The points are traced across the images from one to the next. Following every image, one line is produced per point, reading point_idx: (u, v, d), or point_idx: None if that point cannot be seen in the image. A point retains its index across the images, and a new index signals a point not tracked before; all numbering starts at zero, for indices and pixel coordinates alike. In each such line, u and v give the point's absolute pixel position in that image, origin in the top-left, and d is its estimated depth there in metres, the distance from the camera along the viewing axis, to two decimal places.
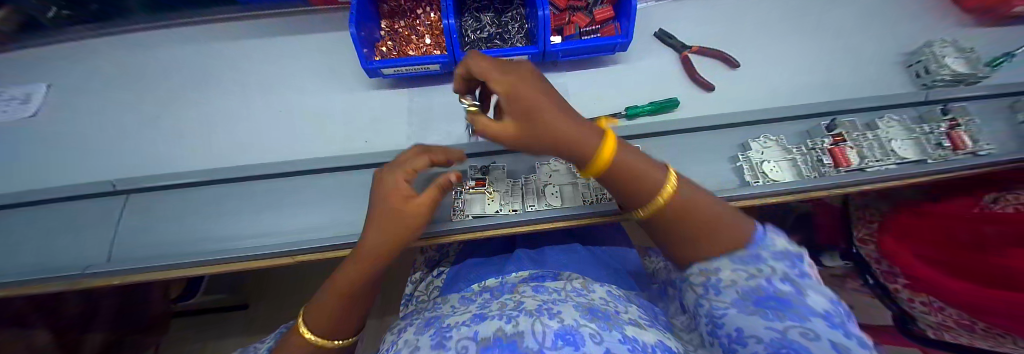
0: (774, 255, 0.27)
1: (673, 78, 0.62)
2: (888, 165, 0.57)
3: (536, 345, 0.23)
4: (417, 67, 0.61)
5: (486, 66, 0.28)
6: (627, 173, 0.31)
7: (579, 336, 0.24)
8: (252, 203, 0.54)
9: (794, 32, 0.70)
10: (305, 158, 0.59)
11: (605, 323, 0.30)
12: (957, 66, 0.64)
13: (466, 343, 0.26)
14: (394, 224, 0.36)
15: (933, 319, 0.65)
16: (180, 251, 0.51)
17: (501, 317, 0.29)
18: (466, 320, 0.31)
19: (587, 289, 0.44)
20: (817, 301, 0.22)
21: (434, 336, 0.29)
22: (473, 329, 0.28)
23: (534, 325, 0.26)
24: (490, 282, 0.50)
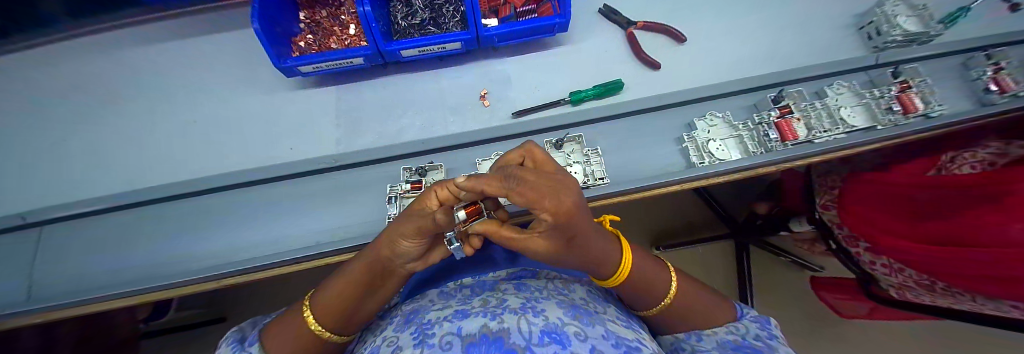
0: (750, 322, 0.39)
1: (622, 59, 0.66)
2: (838, 135, 0.57)
3: (522, 342, 0.26)
4: (339, 62, 0.57)
5: (542, 195, 0.17)
6: (641, 278, 0.37)
7: (564, 336, 0.28)
8: (192, 223, 0.54)
9: (744, 1, 0.73)
10: (242, 168, 0.57)
11: (587, 320, 0.34)
12: (910, 23, 0.64)
13: (449, 339, 0.29)
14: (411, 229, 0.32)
15: (895, 279, 0.75)
16: (115, 280, 0.51)
17: (484, 315, 0.33)
18: (445, 318, 0.35)
19: (568, 289, 0.49)
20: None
21: (415, 336, 0.33)
22: (456, 324, 0.32)
23: (521, 324, 0.30)
24: (467, 281, 0.57)
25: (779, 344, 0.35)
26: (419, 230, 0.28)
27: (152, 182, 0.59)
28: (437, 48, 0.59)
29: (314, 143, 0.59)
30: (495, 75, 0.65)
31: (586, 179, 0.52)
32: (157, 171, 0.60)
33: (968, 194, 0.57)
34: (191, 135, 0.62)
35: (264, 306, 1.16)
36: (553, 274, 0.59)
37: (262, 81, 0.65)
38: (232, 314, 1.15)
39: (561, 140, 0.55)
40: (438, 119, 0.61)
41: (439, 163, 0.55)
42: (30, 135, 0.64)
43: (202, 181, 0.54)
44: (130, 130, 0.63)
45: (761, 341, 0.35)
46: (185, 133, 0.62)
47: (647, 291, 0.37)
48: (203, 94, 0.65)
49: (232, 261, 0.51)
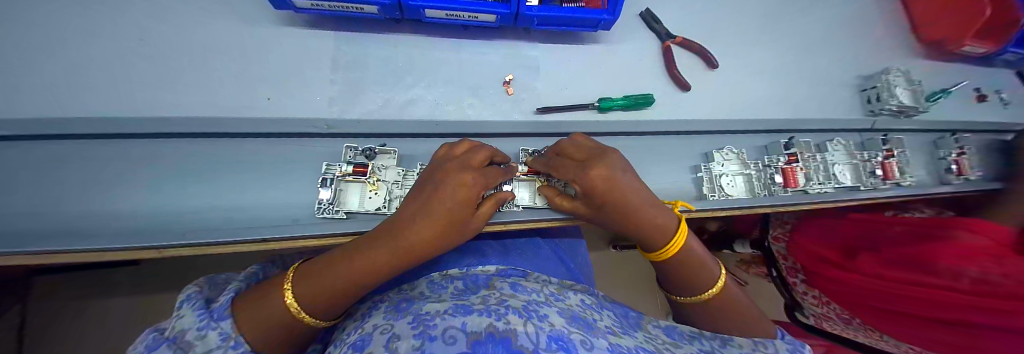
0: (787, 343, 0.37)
1: (654, 72, 0.63)
2: (829, 189, 0.61)
3: (530, 345, 0.25)
4: (346, 4, 0.47)
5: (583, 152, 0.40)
6: (687, 266, 0.41)
7: (571, 344, 0.27)
8: (111, 171, 0.41)
9: (771, 40, 0.73)
10: (198, 113, 0.46)
11: (589, 330, 0.33)
12: (904, 96, 0.69)
13: (453, 333, 0.26)
14: (449, 215, 0.35)
15: (820, 310, 0.86)
16: None
17: (487, 313, 0.31)
18: (445, 311, 0.32)
19: (563, 296, 0.48)
20: None
21: (413, 326, 0.29)
22: (458, 320, 0.29)
23: (527, 326, 0.28)
24: (455, 272, 0.54)
25: None
26: (458, 210, 0.35)
27: (46, 107, 0.42)
28: (468, 16, 0.51)
29: (302, 98, 0.49)
30: (524, 60, 0.58)
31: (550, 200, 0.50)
32: (54, 93, 0.43)
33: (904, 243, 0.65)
34: (123, 53, 0.47)
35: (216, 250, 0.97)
36: (540, 275, 0.57)
37: (237, 8, 0.52)
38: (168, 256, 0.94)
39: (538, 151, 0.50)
40: (453, 98, 0.54)
41: (392, 147, 0.48)
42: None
43: (136, 121, 0.41)
44: (12, 25, 0.44)
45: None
46: (113, 50, 0.46)
47: (696, 279, 0.41)
48: (149, 6, 0.50)
49: (179, 227, 0.41)
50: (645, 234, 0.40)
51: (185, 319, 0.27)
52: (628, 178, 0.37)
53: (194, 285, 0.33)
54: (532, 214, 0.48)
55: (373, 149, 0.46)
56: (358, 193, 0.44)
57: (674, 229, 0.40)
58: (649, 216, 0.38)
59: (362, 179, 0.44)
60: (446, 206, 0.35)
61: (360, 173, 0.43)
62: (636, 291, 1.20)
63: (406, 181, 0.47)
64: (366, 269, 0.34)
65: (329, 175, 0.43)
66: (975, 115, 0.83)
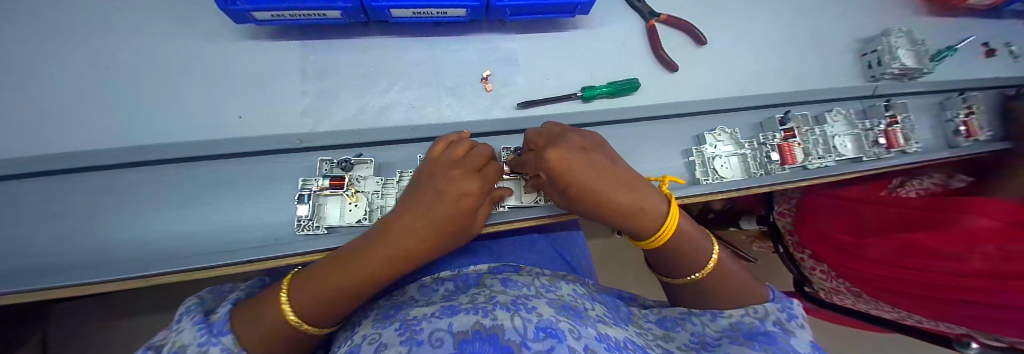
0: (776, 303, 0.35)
1: (639, 55, 0.61)
2: (829, 163, 0.59)
3: (517, 337, 0.23)
4: (307, 11, 0.44)
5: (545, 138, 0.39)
6: (676, 252, 0.39)
7: (559, 331, 0.26)
8: (83, 205, 0.40)
9: (763, 9, 0.69)
10: (168, 137, 0.44)
11: (578, 319, 0.32)
12: (907, 58, 0.66)
13: (440, 335, 0.25)
14: (456, 223, 0.34)
15: (827, 283, 0.84)
16: None
17: (474, 311, 0.30)
18: (434, 314, 0.31)
19: (555, 287, 0.47)
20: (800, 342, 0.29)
21: (400, 332, 0.28)
22: (445, 322, 0.28)
23: (514, 319, 0.27)
24: (445, 274, 0.53)
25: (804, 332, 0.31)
26: (462, 217, 0.34)
27: (20, 145, 0.42)
28: (437, 13, 0.49)
29: (275, 113, 0.48)
30: (501, 54, 0.56)
31: (535, 198, 0.48)
32: (18, 130, 0.42)
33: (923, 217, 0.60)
34: (82, 79, 0.45)
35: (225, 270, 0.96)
36: (534, 268, 0.57)
37: (198, 24, 0.50)
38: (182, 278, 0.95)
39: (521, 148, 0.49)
40: (430, 100, 0.52)
41: (369, 156, 0.47)
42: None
43: (103, 152, 0.40)
44: None
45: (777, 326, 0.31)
46: (72, 77, 0.45)
47: (684, 257, 0.39)
48: (108, 29, 0.48)
49: (160, 256, 0.40)
50: (637, 221, 0.37)
51: (184, 334, 0.25)
52: (594, 158, 0.35)
53: (195, 296, 0.33)
54: (517, 214, 0.47)
55: (349, 160, 0.44)
56: (338, 205, 0.43)
57: (665, 213, 0.37)
58: (643, 208, 0.36)
59: (340, 192, 0.42)
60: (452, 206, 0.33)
61: (337, 187, 0.42)
62: (639, 277, 1.19)
63: (387, 190, 0.45)
64: (367, 274, 0.31)
65: (307, 191, 0.42)
66: (983, 71, 0.79)
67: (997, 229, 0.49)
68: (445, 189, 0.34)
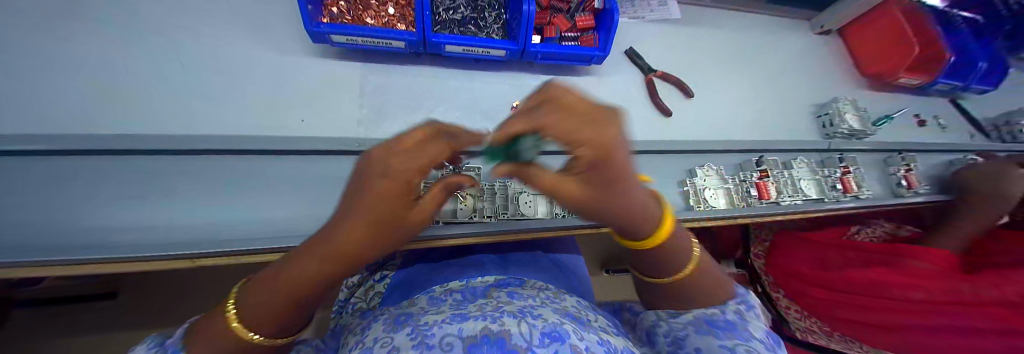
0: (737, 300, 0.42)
1: (642, 99, 0.72)
2: (798, 201, 0.69)
3: (524, 343, 0.26)
4: (378, 40, 0.54)
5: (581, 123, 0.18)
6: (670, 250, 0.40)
7: (563, 334, 0.29)
8: (152, 187, 0.45)
9: (739, 72, 0.85)
10: (237, 133, 0.51)
11: (582, 326, 0.35)
12: (853, 121, 0.81)
13: (450, 340, 0.28)
14: (384, 231, 0.26)
15: (804, 324, 0.91)
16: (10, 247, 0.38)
17: (483, 318, 0.32)
18: (443, 320, 0.33)
19: (559, 298, 0.47)
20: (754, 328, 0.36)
21: (411, 336, 0.30)
22: (456, 326, 0.30)
23: (520, 325, 0.29)
24: (455, 285, 0.54)
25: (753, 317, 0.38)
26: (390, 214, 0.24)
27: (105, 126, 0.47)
28: (481, 51, 0.59)
29: (332, 121, 0.55)
30: (528, 89, 0.66)
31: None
32: (102, 114, 0.47)
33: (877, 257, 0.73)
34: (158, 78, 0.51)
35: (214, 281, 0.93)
36: (539, 284, 0.58)
37: (274, 40, 0.58)
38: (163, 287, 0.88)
39: None
40: (467, 121, 0.61)
41: (475, 166, 0.57)
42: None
43: (183, 140, 0.45)
44: (59, 52, 0.48)
45: (737, 316, 0.37)
46: (146, 76, 0.51)
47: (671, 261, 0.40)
48: (195, 38, 0.56)
49: (220, 237, 0.45)
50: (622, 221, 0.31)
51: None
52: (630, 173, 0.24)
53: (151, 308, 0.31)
54: (547, 223, 0.53)
55: (461, 168, 0.54)
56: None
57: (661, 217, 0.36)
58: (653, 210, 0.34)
59: (456, 193, 0.52)
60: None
61: (453, 188, 0.51)
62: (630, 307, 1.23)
63: (485, 195, 0.55)
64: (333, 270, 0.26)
65: (428, 188, 0.51)
66: (915, 136, 0.96)
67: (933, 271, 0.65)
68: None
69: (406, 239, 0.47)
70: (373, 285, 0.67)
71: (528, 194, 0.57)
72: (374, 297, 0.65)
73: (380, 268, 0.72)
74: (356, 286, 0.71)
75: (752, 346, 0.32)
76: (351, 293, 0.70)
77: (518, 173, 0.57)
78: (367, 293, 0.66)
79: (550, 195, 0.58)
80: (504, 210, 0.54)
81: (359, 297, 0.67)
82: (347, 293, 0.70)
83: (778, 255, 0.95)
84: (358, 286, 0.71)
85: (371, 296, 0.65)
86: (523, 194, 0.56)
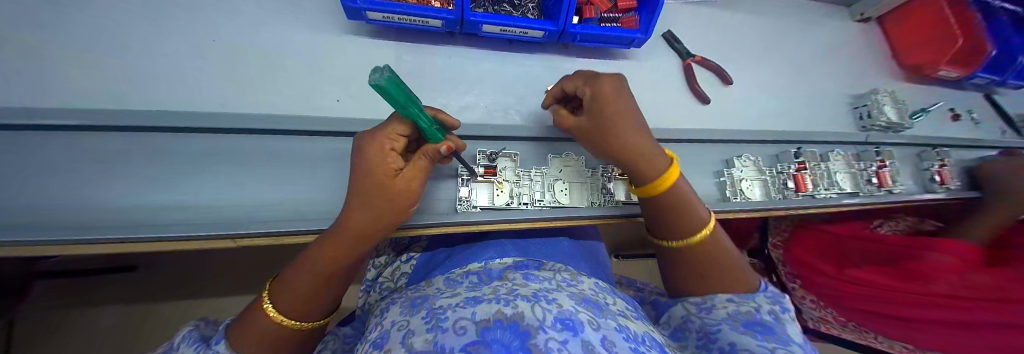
0: (770, 296, 0.40)
1: (679, 86, 0.70)
2: (833, 194, 0.68)
3: (536, 323, 0.28)
4: (414, 18, 0.51)
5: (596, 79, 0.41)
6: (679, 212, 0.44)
7: (576, 322, 0.29)
8: (187, 164, 0.44)
9: (776, 60, 0.81)
10: (271, 112, 0.49)
11: (597, 311, 0.35)
12: (891, 113, 0.79)
13: (463, 324, 0.29)
14: (378, 199, 0.35)
15: (817, 313, 0.92)
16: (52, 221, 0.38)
17: (496, 301, 0.32)
18: (457, 303, 0.34)
19: (576, 280, 0.45)
20: (795, 332, 0.35)
21: (426, 321, 0.31)
22: (470, 311, 0.31)
23: (534, 310, 0.30)
24: (474, 267, 0.54)
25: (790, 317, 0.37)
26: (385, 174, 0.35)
27: (140, 105, 0.46)
28: (519, 32, 0.57)
29: (367, 102, 0.54)
30: (563, 72, 0.64)
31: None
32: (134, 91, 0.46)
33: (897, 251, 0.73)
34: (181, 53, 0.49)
35: (222, 270, 0.97)
36: (557, 265, 0.57)
37: (302, 15, 0.56)
38: (175, 268, 0.93)
39: None
40: (501, 104, 0.59)
41: (511, 151, 0.55)
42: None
43: (217, 117, 0.44)
44: (83, 22, 0.46)
45: (771, 317, 0.36)
46: (168, 51, 0.49)
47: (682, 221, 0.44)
48: (220, 12, 0.53)
49: (260, 218, 0.44)
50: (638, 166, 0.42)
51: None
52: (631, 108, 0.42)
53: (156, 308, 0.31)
54: (584, 212, 0.52)
55: (498, 153, 0.52)
56: (443, 192, 0.51)
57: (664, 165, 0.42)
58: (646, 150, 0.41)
59: (492, 179, 0.51)
60: (367, 172, 0.35)
61: (491, 174, 0.50)
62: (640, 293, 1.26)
63: (521, 181, 0.53)
64: (352, 234, 0.37)
65: (466, 174, 0.50)
66: (950, 131, 0.93)
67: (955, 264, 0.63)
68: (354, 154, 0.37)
69: (444, 224, 0.47)
70: (400, 266, 0.67)
71: (564, 182, 0.55)
72: (401, 278, 0.65)
73: (407, 249, 0.72)
74: (383, 267, 0.71)
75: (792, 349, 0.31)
76: (378, 273, 0.71)
77: (554, 160, 0.55)
78: (395, 273, 0.67)
79: (586, 183, 0.56)
80: (540, 197, 0.53)
81: (386, 277, 0.67)
82: (374, 273, 0.71)
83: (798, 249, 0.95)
84: (385, 267, 0.71)
85: (399, 277, 0.65)
86: (559, 181, 0.54)
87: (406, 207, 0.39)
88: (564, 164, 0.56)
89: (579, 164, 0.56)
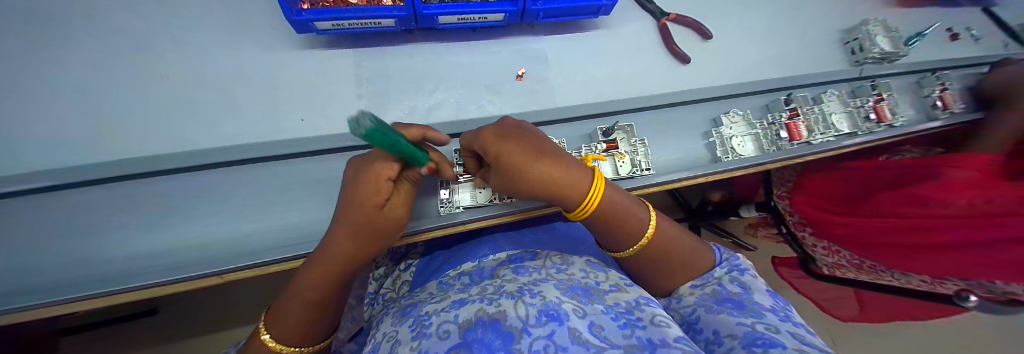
0: (728, 269, 0.41)
1: (656, 49, 0.67)
2: (829, 138, 0.66)
3: (519, 323, 0.25)
4: (366, 21, 0.49)
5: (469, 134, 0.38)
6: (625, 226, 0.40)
7: (562, 313, 0.26)
8: (158, 207, 0.43)
9: (758, 5, 0.77)
10: (234, 142, 0.48)
11: (586, 298, 0.32)
12: (885, 43, 0.75)
13: (447, 327, 0.26)
14: (365, 226, 0.34)
15: (831, 260, 0.90)
16: (40, 283, 0.38)
17: (481, 301, 0.30)
18: (443, 307, 0.31)
19: (566, 265, 0.44)
20: (762, 299, 0.34)
21: (412, 328, 0.28)
22: (453, 313, 0.28)
23: (517, 306, 0.27)
24: (468, 267, 0.52)
25: (752, 284, 0.38)
26: (374, 207, 0.34)
27: (107, 154, 0.45)
28: (477, 18, 0.54)
29: (333, 117, 0.52)
30: (533, 54, 0.61)
31: (632, 170, 0.53)
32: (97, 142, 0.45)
33: (904, 175, 0.68)
34: (138, 94, 0.48)
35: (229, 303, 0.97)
36: (553, 252, 0.56)
37: (254, 35, 0.53)
38: (182, 309, 0.95)
39: (611, 129, 0.54)
40: (472, 98, 0.57)
41: None
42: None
43: (181, 156, 0.43)
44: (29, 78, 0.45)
45: (737, 288, 0.37)
46: (121, 94, 0.47)
47: (630, 232, 0.41)
48: (166, 45, 0.50)
49: (240, 251, 0.43)
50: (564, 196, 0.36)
51: None
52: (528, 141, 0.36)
53: None
54: None
55: None
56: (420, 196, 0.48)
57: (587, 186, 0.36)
58: (558, 177, 0.35)
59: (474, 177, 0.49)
60: (354, 203, 0.33)
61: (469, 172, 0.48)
62: None
63: None
64: (339, 259, 0.36)
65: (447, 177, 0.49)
66: (948, 53, 0.88)
67: (971, 183, 0.56)
68: (346, 181, 0.35)
69: (427, 229, 0.46)
70: (400, 274, 0.67)
71: None
72: (402, 286, 0.64)
73: (405, 257, 0.71)
74: (384, 277, 0.71)
75: (767, 321, 0.29)
76: (381, 284, 0.70)
77: None
78: (396, 282, 0.66)
79: None
80: None
81: (388, 288, 0.67)
82: (376, 284, 0.71)
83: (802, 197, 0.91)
84: (387, 277, 0.70)
85: (401, 285, 0.65)
86: None
87: (394, 232, 0.38)
88: None
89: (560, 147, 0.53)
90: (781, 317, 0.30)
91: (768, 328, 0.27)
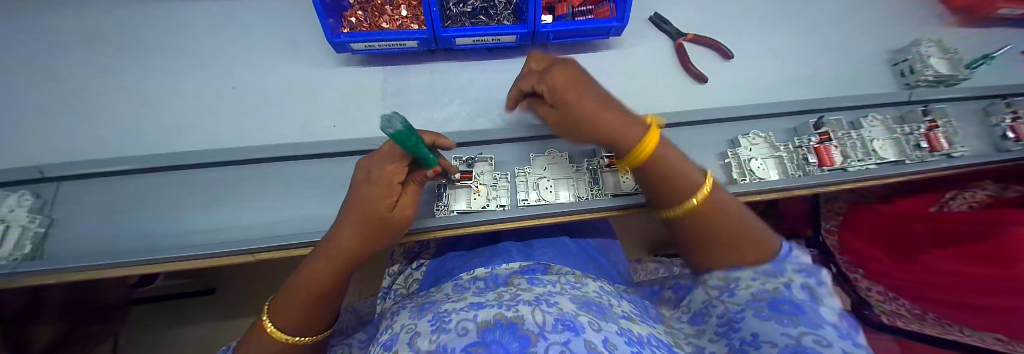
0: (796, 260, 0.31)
1: (672, 68, 0.67)
2: (869, 165, 0.60)
3: (535, 328, 0.25)
4: (393, 43, 0.55)
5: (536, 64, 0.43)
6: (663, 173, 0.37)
7: (577, 325, 0.27)
8: (216, 192, 0.50)
9: (786, 26, 0.74)
10: (276, 142, 0.55)
11: (601, 315, 0.32)
12: (939, 65, 0.68)
13: (466, 325, 0.28)
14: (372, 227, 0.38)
15: (890, 307, 0.80)
16: (126, 247, 0.47)
17: (499, 306, 0.31)
18: (461, 307, 0.33)
19: (581, 283, 0.44)
20: (829, 311, 0.25)
21: (432, 323, 0.30)
22: (472, 313, 0.30)
23: (535, 313, 0.28)
24: (480, 272, 0.54)
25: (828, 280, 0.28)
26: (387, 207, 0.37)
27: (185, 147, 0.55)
28: (492, 40, 0.58)
29: (360, 123, 0.58)
30: None
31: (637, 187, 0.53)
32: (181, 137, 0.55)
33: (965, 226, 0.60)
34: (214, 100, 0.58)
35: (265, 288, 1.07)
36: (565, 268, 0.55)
37: (303, 53, 0.62)
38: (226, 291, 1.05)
39: None
40: (485, 110, 0.60)
41: (488, 154, 0.56)
42: (26, 79, 0.57)
43: (235, 151, 0.50)
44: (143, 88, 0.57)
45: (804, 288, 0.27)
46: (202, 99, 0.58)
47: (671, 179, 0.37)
48: (238, 61, 0.61)
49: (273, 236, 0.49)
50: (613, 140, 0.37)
51: None
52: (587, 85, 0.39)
53: None
54: (566, 207, 0.50)
55: (474, 158, 0.53)
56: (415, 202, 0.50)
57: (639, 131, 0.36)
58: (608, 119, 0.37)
59: (469, 184, 0.51)
60: (368, 203, 0.37)
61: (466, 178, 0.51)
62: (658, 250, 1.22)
63: (500, 183, 0.53)
64: (346, 255, 0.40)
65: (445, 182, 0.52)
66: None
67: None
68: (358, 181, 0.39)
69: (431, 229, 0.48)
70: (411, 273, 0.70)
71: (549, 179, 0.54)
72: (412, 283, 0.67)
73: (417, 257, 0.74)
74: (397, 275, 0.74)
75: (824, 336, 0.22)
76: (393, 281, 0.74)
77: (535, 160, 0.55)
78: (407, 280, 0.69)
79: (572, 177, 0.54)
80: (525, 197, 0.52)
81: (399, 284, 0.70)
82: (389, 281, 0.74)
83: (858, 235, 0.85)
84: (399, 275, 0.73)
85: (411, 283, 0.68)
86: (543, 180, 0.53)
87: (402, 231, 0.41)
88: (548, 162, 0.55)
89: (564, 160, 0.56)
90: (849, 339, 0.23)
91: (820, 342, 0.22)
